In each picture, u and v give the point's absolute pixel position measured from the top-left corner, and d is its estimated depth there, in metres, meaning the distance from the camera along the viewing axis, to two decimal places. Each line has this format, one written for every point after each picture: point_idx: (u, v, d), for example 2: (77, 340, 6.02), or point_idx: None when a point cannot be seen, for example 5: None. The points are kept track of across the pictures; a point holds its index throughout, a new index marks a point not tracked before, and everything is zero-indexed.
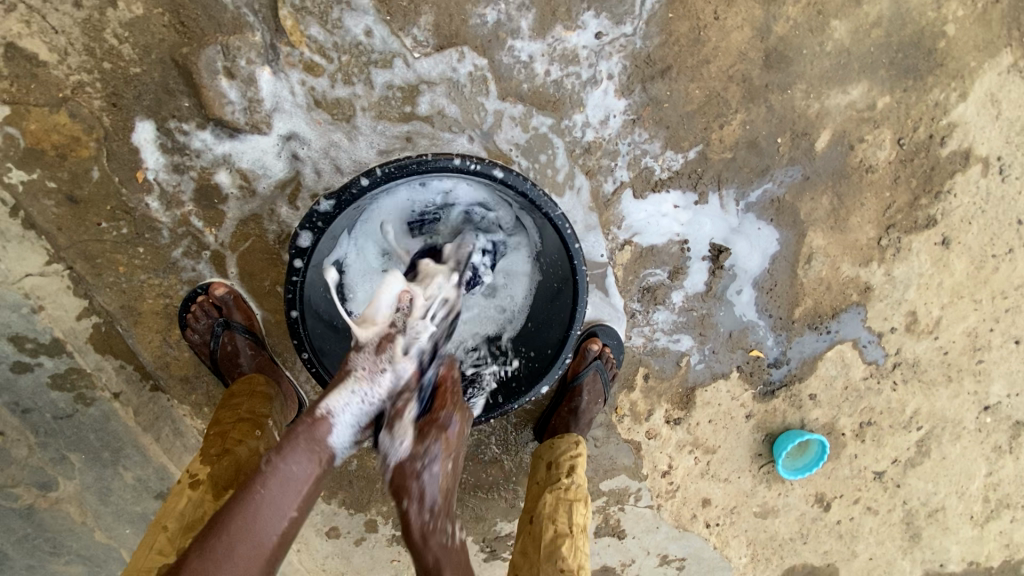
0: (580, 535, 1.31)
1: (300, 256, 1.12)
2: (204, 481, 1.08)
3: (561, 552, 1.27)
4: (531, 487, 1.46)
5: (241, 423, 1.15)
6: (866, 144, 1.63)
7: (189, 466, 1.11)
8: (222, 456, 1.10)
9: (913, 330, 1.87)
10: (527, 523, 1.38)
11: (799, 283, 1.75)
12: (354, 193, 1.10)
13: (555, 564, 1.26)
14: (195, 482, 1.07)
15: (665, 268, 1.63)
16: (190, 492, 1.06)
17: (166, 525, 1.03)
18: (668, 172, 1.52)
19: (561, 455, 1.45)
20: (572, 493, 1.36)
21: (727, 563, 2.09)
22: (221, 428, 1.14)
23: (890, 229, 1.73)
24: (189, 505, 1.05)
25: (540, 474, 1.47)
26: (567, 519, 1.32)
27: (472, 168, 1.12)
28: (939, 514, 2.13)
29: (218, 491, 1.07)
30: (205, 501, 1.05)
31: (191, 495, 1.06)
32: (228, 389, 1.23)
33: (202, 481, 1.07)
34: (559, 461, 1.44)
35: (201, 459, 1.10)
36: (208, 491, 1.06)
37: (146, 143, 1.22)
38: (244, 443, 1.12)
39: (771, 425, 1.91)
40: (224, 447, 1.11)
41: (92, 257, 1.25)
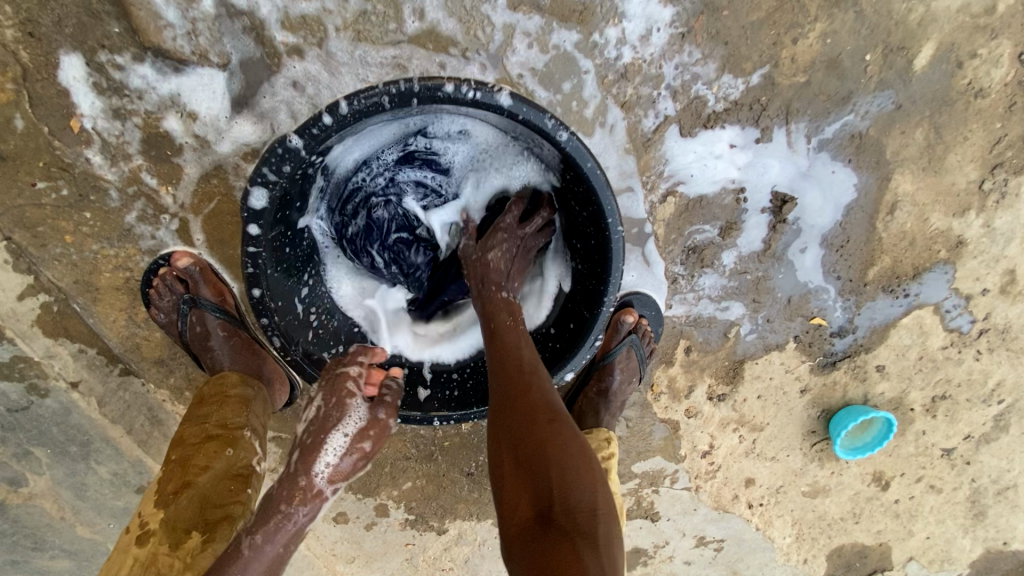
0: None
1: (257, 218, 0.92)
2: (157, 530, 0.89)
3: None
4: None
5: (206, 444, 0.97)
6: (978, 60, 1.28)
7: (141, 512, 0.93)
8: (182, 490, 0.93)
9: (1009, 292, 1.57)
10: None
11: (877, 238, 1.45)
12: (319, 135, 0.87)
13: None
14: (145, 534, 0.89)
15: (715, 224, 1.35)
16: (140, 548, 0.87)
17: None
18: (724, 102, 1.22)
19: None
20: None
21: (769, 544, 1.91)
22: (185, 451, 0.97)
23: (996, 168, 1.40)
24: (136, 566, 0.86)
25: None
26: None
27: (469, 97, 0.86)
28: (1010, 493, 1.89)
29: (175, 539, 0.88)
30: (157, 556, 0.86)
31: (138, 554, 0.87)
32: (194, 396, 1.05)
33: (154, 531, 0.89)
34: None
35: (155, 501, 0.92)
36: (162, 542, 0.88)
37: (75, 82, 0.99)
38: (209, 469, 0.95)
39: (828, 401, 1.66)
40: (185, 479, 0.94)
41: (32, 225, 1.06)
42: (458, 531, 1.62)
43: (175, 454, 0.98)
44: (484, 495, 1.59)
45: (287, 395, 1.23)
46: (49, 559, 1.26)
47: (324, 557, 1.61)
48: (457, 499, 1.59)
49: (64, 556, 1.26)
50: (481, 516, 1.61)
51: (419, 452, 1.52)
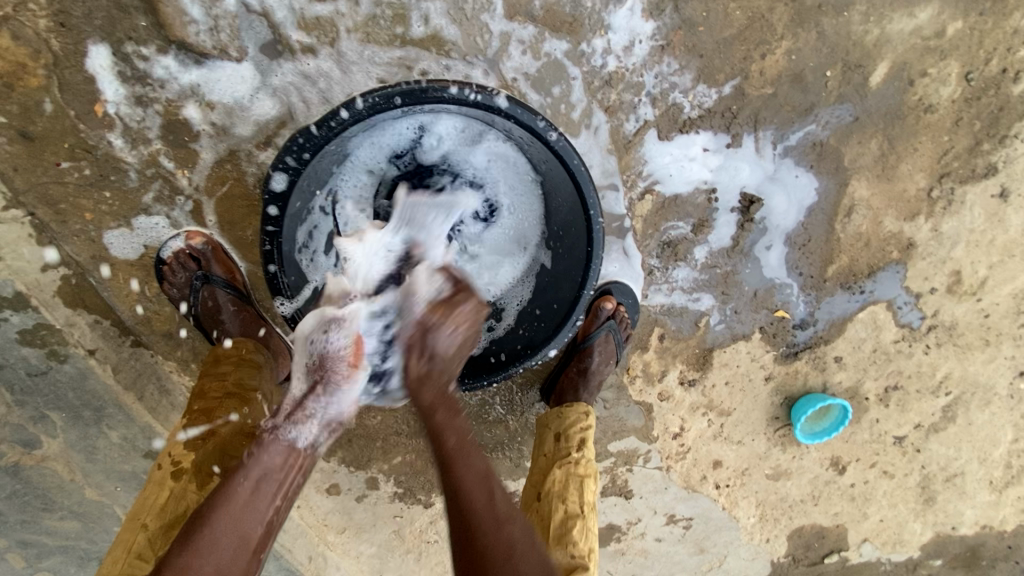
0: (590, 515, 1.24)
1: (275, 202, 1.02)
2: (188, 469, 1.01)
3: (572, 535, 1.20)
4: (536, 459, 1.37)
5: (228, 400, 1.08)
6: (928, 78, 1.42)
7: (170, 453, 1.03)
8: (209, 438, 1.04)
9: (954, 291, 1.72)
10: (533, 501, 1.29)
11: (835, 238, 1.58)
12: (334, 128, 0.96)
13: (566, 548, 1.19)
14: (178, 472, 1.00)
15: (689, 221, 1.47)
16: (173, 484, 0.99)
17: (145, 523, 0.95)
18: (699, 109, 1.34)
19: (570, 426, 1.36)
20: (582, 469, 1.29)
21: (735, 523, 2.04)
22: (206, 405, 1.07)
23: (943, 178, 1.55)
24: (171, 498, 0.98)
25: (546, 446, 1.37)
26: (578, 498, 1.25)
27: (471, 98, 0.96)
28: (955, 478, 2.05)
29: (204, 477, 1.01)
30: (189, 491, 0.99)
31: (173, 488, 0.98)
32: (211, 355, 1.15)
33: (186, 469, 1.00)
34: (568, 433, 1.35)
35: (185, 444, 1.03)
36: (192, 480, 1.00)
37: (102, 70, 1.07)
38: (232, 421, 1.06)
39: (791, 389, 1.80)
40: (211, 428, 1.05)
41: (55, 202, 1.14)
42: (444, 504, 1.72)
43: (196, 406, 1.08)
44: None
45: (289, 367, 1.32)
46: (58, 520, 1.31)
47: (316, 527, 1.70)
48: None
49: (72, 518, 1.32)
50: None
51: (410, 428, 1.63)
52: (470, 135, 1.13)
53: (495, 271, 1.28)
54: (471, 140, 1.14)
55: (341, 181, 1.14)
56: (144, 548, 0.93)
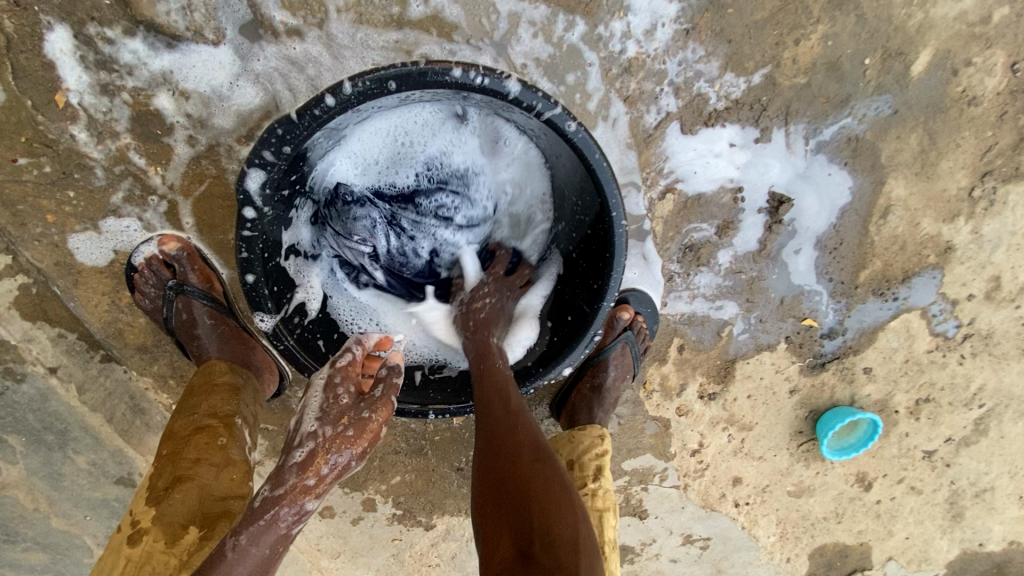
0: (610, 553, 1.18)
1: (252, 205, 0.89)
2: (150, 527, 0.87)
3: None
4: None
5: (195, 436, 0.94)
6: (972, 68, 1.30)
7: (133, 509, 0.90)
8: (173, 487, 0.89)
9: (993, 298, 1.60)
10: None
11: (869, 241, 1.46)
12: (319, 116, 0.83)
13: None
14: (138, 533, 0.86)
15: (712, 222, 1.35)
16: (135, 544, 0.85)
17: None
18: (726, 101, 1.22)
19: (584, 453, 1.25)
20: (601, 502, 1.21)
21: (754, 543, 1.92)
22: (174, 443, 0.94)
23: (986, 176, 1.43)
24: (130, 565, 0.84)
25: None
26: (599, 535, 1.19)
27: (478, 82, 0.83)
28: (988, 495, 1.93)
29: (172, 533, 0.86)
30: (153, 553, 0.84)
31: (132, 552, 0.85)
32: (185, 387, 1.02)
33: (148, 527, 0.86)
34: (582, 462, 1.24)
35: (147, 497, 0.90)
36: (158, 537, 0.85)
37: (62, 55, 0.95)
38: (200, 463, 0.91)
39: (817, 402, 1.68)
40: (176, 474, 0.90)
41: (12, 203, 1.02)
42: (446, 527, 1.60)
43: (164, 447, 0.95)
44: None
45: (277, 385, 1.19)
46: (22, 552, 1.19)
47: (308, 552, 1.58)
48: (447, 495, 1.57)
49: (37, 550, 1.20)
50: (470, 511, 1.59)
51: (409, 447, 1.51)
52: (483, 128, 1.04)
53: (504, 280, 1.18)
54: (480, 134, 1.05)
55: (332, 174, 1.04)
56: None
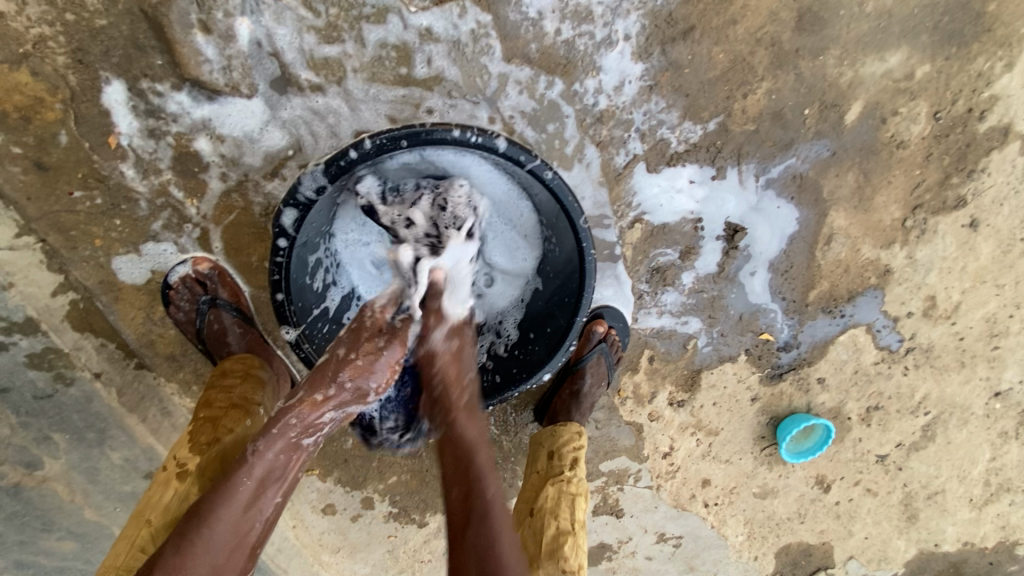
0: (580, 532, 1.27)
1: (285, 235, 1.06)
2: (192, 472, 1.02)
3: (563, 551, 1.23)
4: (530, 475, 1.41)
5: (233, 409, 1.09)
6: (900, 117, 1.51)
7: (176, 454, 1.05)
8: (211, 446, 1.04)
9: (930, 315, 1.80)
10: (526, 516, 1.33)
11: (816, 265, 1.66)
12: (343, 166, 1.00)
13: (557, 563, 1.22)
14: (183, 474, 1.02)
15: (676, 248, 1.54)
16: (177, 484, 1.01)
17: (150, 519, 0.98)
18: (685, 144, 1.41)
19: (563, 445, 1.41)
20: (574, 487, 1.32)
21: (724, 541, 2.08)
22: (211, 413, 1.08)
23: (916, 209, 1.63)
24: (174, 499, 1.00)
25: (540, 463, 1.42)
26: (569, 515, 1.28)
27: (473, 140, 1.02)
28: (937, 496, 2.10)
29: (206, 484, 1.01)
30: (192, 494, 1.00)
31: (176, 490, 1.00)
32: (219, 367, 1.17)
33: (190, 472, 1.02)
34: (561, 452, 1.40)
35: (190, 448, 1.04)
36: (196, 484, 1.01)
37: (118, 105, 1.11)
38: (235, 431, 1.07)
39: (776, 409, 1.86)
40: (214, 436, 1.05)
41: (66, 229, 1.17)
42: (438, 523, 1.74)
43: (202, 413, 1.09)
44: None
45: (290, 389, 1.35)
46: (56, 541, 1.32)
47: (311, 547, 1.71)
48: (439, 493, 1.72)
49: (70, 539, 1.33)
50: None
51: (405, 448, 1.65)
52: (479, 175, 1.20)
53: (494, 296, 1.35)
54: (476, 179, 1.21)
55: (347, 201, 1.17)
56: (147, 542, 0.97)
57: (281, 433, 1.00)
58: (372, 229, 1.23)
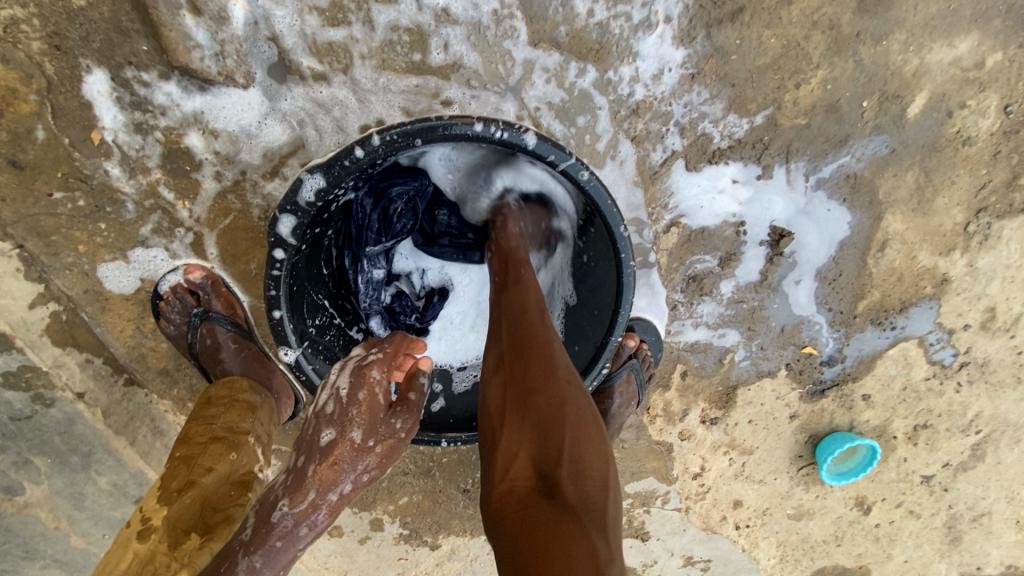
0: None
1: (282, 246, 0.93)
2: (158, 527, 0.87)
3: None
4: None
5: (211, 445, 0.98)
6: (967, 110, 1.35)
7: (143, 508, 0.92)
8: (184, 491, 0.91)
9: (988, 328, 1.64)
10: None
11: (868, 273, 1.51)
12: (348, 166, 0.87)
13: None
14: (146, 530, 0.87)
15: (715, 254, 1.40)
16: (139, 544, 0.86)
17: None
18: (729, 140, 1.27)
19: None
20: None
21: (754, 565, 1.94)
22: (189, 451, 0.97)
23: (981, 212, 1.47)
24: (134, 562, 0.83)
25: None
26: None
27: (498, 136, 0.88)
28: (986, 519, 1.95)
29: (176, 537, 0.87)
30: (156, 553, 0.85)
31: (137, 550, 0.84)
32: (203, 396, 1.07)
33: (155, 527, 0.87)
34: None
35: (158, 497, 0.91)
36: (162, 540, 0.86)
37: (100, 96, 1.00)
38: (213, 471, 0.95)
39: (816, 427, 1.71)
40: (188, 479, 0.93)
41: (46, 234, 1.06)
42: (451, 546, 1.63)
43: (178, 453, 0.98)
44: (479, 511, 1.60)
45: (292, 408, 1.23)
46: (41, 569, 1.23)
47: (316, 570, 1.61)
48: (452, 515, 1.60)
49: (55, 566, 1.23)
50: (474, 532, 1.62)
51: (417, 468, 1.53)
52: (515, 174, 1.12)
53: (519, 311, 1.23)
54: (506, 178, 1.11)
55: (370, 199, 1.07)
56: None
57: (292, 540, 0.92)
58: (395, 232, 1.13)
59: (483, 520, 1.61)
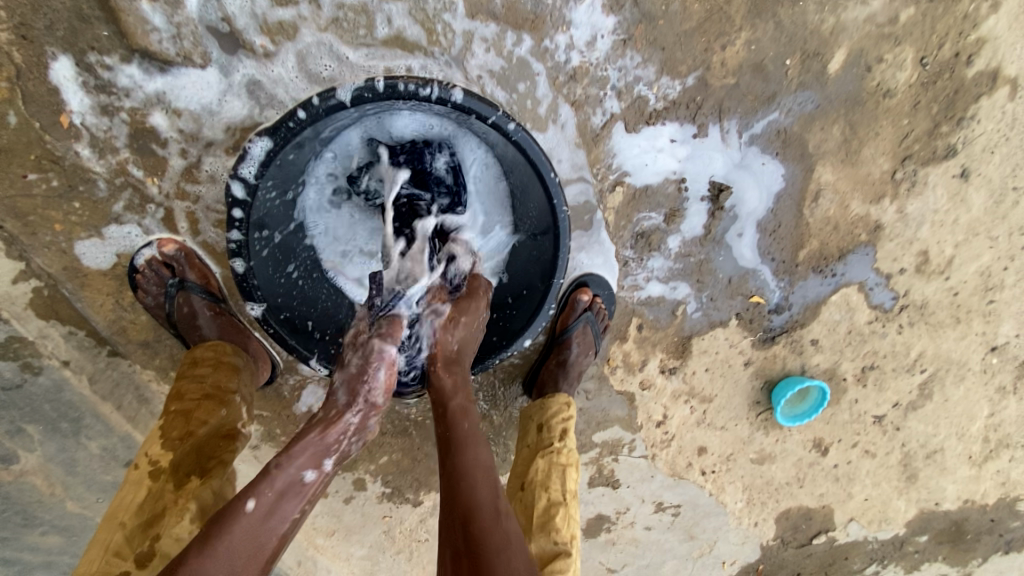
0: (571, 502, 1.27)
1: (241, 205, 1.06)
2: (166, 469, 1.00)
3: (555, 522, 1.23)
4: (520, 449, 1.40)
5: (204, 401, 1.08)
6: (885, 64, 1.46)
7: (147, 452, 1.02)
8: (184, 440, 1.03)
9: (923, 271, 1.74)
10: (516, 490, 1.32)
11: (805, 223, 1.61)
12: (295, 128, 1.01)
13: (549, 535, 1.22)
14: (156, 470, 1.00)
15: (660, 211, 1.51)
16: (150, 483, 0.98)
17: (124, 521, 0.94)
18: (664, 101, 1.38)
19: (552, 417, 1.39)
20: (564, 458, 1.32)
21: (722, 508, 2.02)
22: (183, 406, 1.07)
23: (905, 160, 1.58)
24: (148, 497, 0.97)
25: (529, 437, 1.40)
26: (560, 486, 1.28)
27: (429, 95, 1.02)
28: (937, 455, 2.04)
29: (179, 479, 1.00)
30: (166, 492, 0.98)
31: (151, 487, 0.98)
32: (188, 357, 1.15)
33: (163, 469, 1.00)
34: (550, 424, 1.38)
35: (161, 443, 1.02)
36: (168, 481, 0.99)
37: (66, 81, 1.07)
38: (208, 423, 1.06)
39: (770, 373, 1.80)
40: (186, 430, 1.04)
41: (23, 214, 1.14)
42: (433, 502, 1.73)
43: (173, 406, 1.08)
44: None
45: (268, 372, 1.33)
46: (40, 535, 1.30)
47: (305, 533, 1.69)
48: (432, 472, 1.70)
49: (54, 532, 1.30)
50: None
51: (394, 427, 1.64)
52: (459, 147, 1.22)
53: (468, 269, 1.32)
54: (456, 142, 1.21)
55: (322, 164, 1.19)
56: (121, 547, 0.92)
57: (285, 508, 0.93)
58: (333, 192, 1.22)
59: None
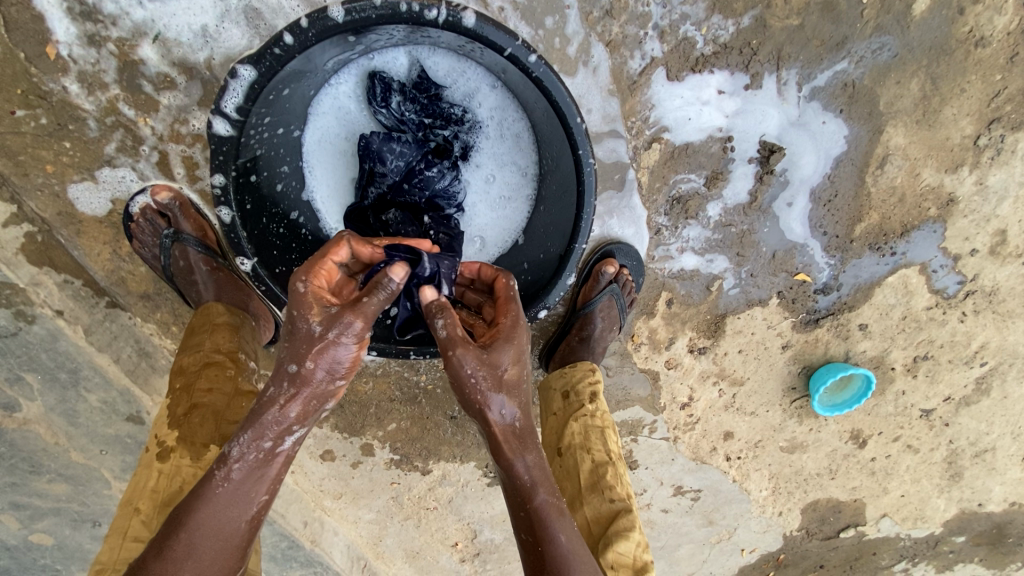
0: (619, 462, 1.20)
1: (226, 143, 0.96)
2: (175, 446, 0.95)
3: (606, 480, 1.16)
4: (546, 420, 1.32)
5: (206, 368, 1.02)
6: (980, 6, 1.26)
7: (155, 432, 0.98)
8: (190, 412, 0.98)
9: (998, 253, 1.53)
10: (555, 458, 1.25)
11: (866, 194, 1.42)
12: (282, 55, 0.90)
13: (603, 494, 1.15)
14: (163, 451, 0.95)
15: (700, 173, 1.35)
16: (160, 463, 0.94)
17: (139, 505, 0.91)
18: (714, 45, 1.25)
19: (578, 383, 1.30)
20: (600, 421, 1.24)
21: (745, 496, 1.90)
22: (186, 378, 1.02)
23: (993, 123, 1.36)
24: (161, 478, 0.93)
25: (556, 406, 1.32)
26: (602, 447, 1.20)
27: (435, 19, 0.90)
28: (987, 454, 1.87)
29: (195, 451, 0.95)
30: (181, 467, 0.93)
31: (160, 467, 0.93)
32: (188, 327, 1.09)
33: (172, 447, 0.95)
34: (577, 390, 1.29)
35: (168, 423, 0.98)
36: (182, 456, 0.94)
37: (50, 8, 1.01)
38: (214, 391, 1.01)
39: (810, 357, 1.64)
40: (191, 402, 0.99)
41: (14, 154, 1.09)
42: (442, 470, 1.67)
43: (178, 381, 1.03)
44: (467, 436, 1.64)
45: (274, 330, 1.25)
46: (47, 483, 1.29)
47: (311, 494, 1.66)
48: (441, 441, 1.64)
49: (60, 481, 1.29)
50: (464, 458, 1.67)
51: (403, 394, 1.58)
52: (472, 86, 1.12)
53: (477, 226, 1.21)
54: (468, 81, 1.12)
55: (323, 102, 1.12)
56: (139, 530, 0.89)
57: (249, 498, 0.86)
58: (332, 133, 1.15)
59: (472, 445, 1.66)
